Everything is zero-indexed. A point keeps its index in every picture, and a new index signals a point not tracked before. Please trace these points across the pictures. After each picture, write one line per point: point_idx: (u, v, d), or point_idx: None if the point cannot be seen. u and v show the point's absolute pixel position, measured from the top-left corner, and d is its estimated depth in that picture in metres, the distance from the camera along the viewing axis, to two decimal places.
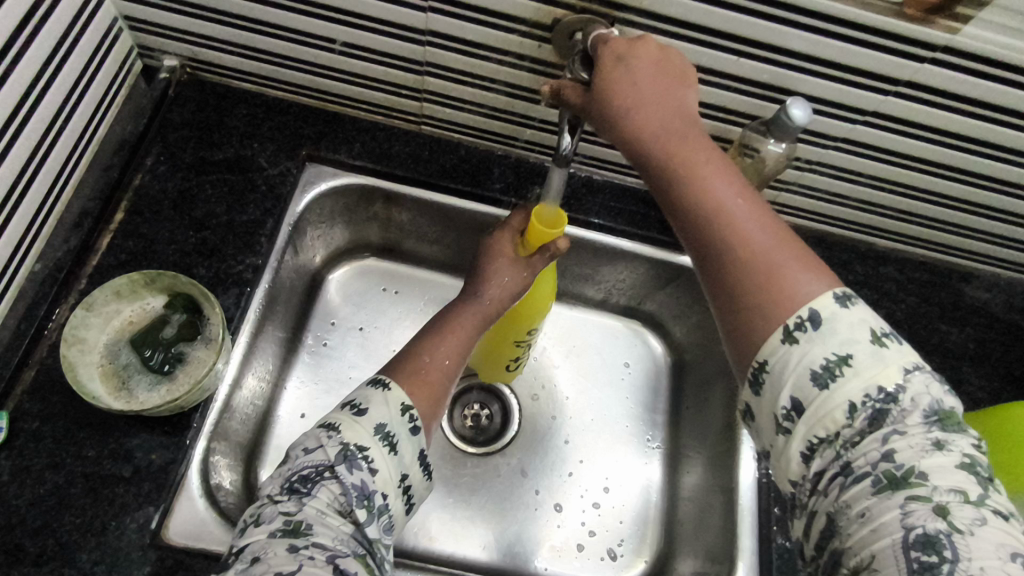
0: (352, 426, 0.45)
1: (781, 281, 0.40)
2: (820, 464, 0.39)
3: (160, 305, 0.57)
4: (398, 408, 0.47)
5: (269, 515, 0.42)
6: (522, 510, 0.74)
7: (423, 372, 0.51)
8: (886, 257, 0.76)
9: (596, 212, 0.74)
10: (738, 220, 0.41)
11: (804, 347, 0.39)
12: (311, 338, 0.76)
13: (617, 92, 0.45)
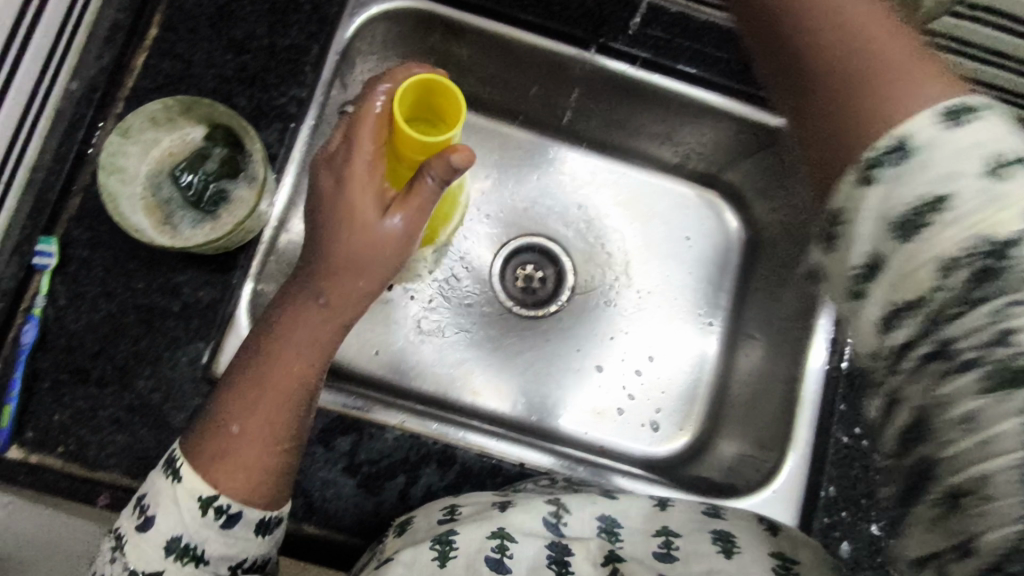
0: (135, 547, 0.37)
1: (877, 88, 0.27)
2: (907, 333, 0.25)
3: (200, 136, 0.53)
4: (192, 507, 0.37)
5: None
6: (564, 370, 0.73)
7: (226, 452, 0.38)
8: None
9: (688, 58, 0.63)
10: (811, 7, 0.30)
11: (887, 187, 0.25)
12: None
13: None
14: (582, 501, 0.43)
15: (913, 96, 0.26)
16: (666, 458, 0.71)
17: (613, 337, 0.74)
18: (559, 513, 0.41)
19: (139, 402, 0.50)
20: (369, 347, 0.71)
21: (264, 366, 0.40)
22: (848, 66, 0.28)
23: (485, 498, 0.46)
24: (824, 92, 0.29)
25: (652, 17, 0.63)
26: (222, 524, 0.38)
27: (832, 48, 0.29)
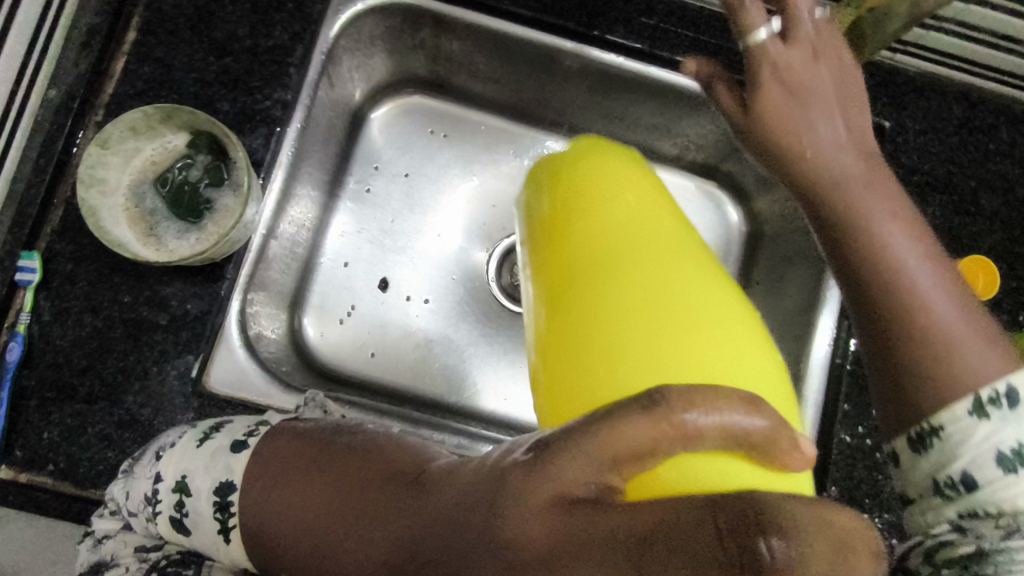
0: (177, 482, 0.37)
1: (953, 354, 0.34)
2: (968, 523, 0.33)
3: (182, 144, 0.52)
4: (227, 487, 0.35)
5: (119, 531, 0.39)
6: None
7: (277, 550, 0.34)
8: None
9: (684, 49, 0.60)
10: (898, 263, 0.36)
11: (995, 425, 0.33)
12: (353, 182, 0.74)
13: (770, 119, 0.40)
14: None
15: (981, 372, 0.34)
16: None
17: None
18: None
19: (128, 419, 0.49)
20: (365, 350, 0.71)
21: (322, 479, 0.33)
22: (940, 341, 0.35)
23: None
24: (909, 352, 0.35)
25: (647, 7, 0.60)
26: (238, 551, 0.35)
27: (933, 328, 0.35)
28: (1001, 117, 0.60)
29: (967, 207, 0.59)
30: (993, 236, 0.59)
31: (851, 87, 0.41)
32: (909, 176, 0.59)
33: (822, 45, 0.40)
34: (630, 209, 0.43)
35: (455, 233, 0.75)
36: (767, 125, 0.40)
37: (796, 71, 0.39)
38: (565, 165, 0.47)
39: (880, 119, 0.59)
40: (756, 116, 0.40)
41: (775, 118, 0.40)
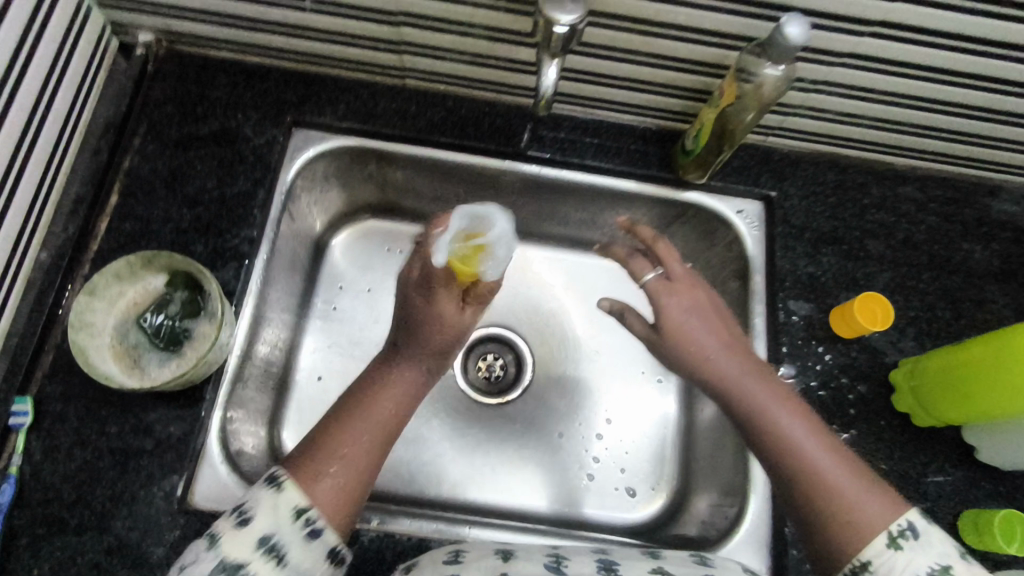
0: (233, 539, 0.42)
1: (857, 505, 0.45)
2: None
3: (161, 284, 0.58)
4: (290, 513, 0.44)
5: None
6: (540, 452, 0.76)
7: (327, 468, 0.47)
8: (906, 176, 0.71)
9: (592, 154, 0.69)
10: (794, 437, 0.49)
11: (909, 554, 0.43)
12: (320, 303, 0.81)
13: (676, 338, 0.55)
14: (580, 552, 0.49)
15: (883, 514, 0.44)
16: (646, 523, 0.74)
17: (580, 413, 0.78)
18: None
19: (118, 543, 0.52)
20: None
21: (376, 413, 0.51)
22: (842, 494, 0.46)
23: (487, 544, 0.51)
24: (825, 507, 0.46)
25: (555, 123, 0.70)
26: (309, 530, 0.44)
27: (837, 483, 0.46)
28: (868, 176, 0.71)
29: (857, 253, 0.68)
30: (885, 275, 0.67)
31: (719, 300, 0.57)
32: (801, 234, 0.68)
33: (692, 286, 0.57)
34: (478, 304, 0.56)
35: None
36: (673, 340, 0.55)
37: (686, 304, 0.56)
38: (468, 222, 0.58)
39: (767, 189, 0.69)
40: (663, 337, 0.56)
41: (683, 340, 0.55)
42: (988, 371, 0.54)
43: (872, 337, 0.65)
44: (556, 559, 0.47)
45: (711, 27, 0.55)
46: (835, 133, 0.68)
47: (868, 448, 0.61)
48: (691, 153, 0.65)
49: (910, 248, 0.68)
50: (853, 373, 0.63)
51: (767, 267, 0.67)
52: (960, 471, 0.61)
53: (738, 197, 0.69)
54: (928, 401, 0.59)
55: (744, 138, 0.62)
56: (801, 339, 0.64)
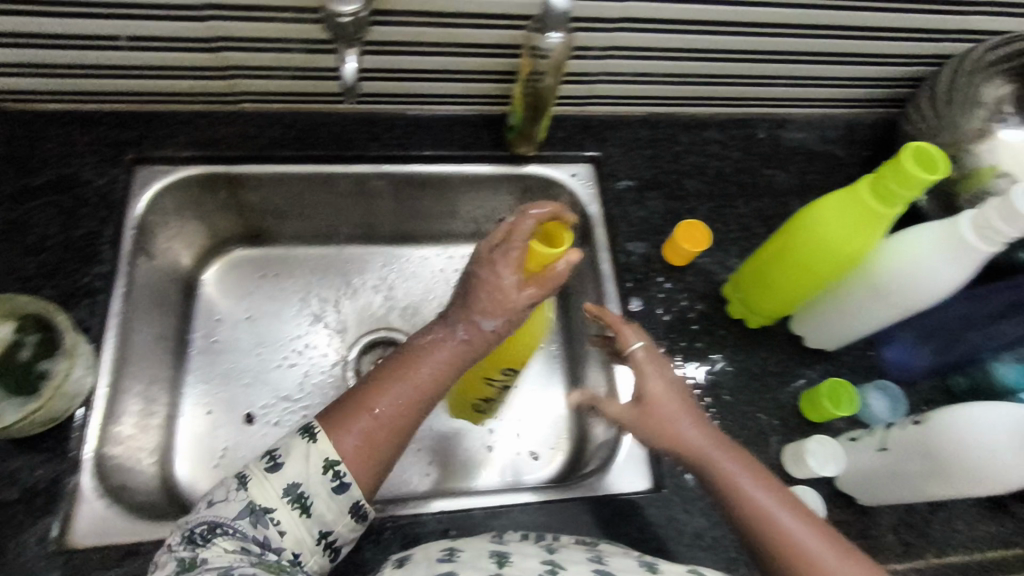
0: (261, 484, 0.48)
1: None
2: None
3: (9, 330, 0.57)
4: (319, 465, 0.49)
5: (165, 563, 0.45)
6: (442, 436, 0.79)
7: (366, 430, 0.51)
8: (707, 122, 0.81)
9: (430, 144, 0.75)
10: (790, 529, 0.47)
11: None
12: (200, 338, 0.82)
13: (656, 426, 0.52)
14: (576, 561, 0.49)
15: None
16: (553, 478, 0.78)
17: None
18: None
19: None
20: None
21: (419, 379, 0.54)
22: None
23: (481, 542, 0.52)
24: None
25: (391, 124, 0.75)
26: (334, 487, 0.49)
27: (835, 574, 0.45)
28: (676, 127, 0.80)
29: (678, 193, 0.76)
30: (704, 207, 0.76)
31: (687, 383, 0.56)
32: (628, 185, 0.76)
33: (663, 361, 0.55)
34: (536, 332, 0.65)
35: (320, 349, 0.84)
36: (654, 427, 0.52)
37: (661, 384, 0.53)
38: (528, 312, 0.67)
39: (592, 151, 0.77)
40: (643, 425, 0.53)
41: (663, 427, 0.52)
42: (768, 268, 0.61)
43: (701, 260, 0.73)
44: (552, 567, 0.48)
45: (497, 11, 0.63)
46: (637, 94, 0.77)
47: (714, 354, 0.69)
48: (515, 128, 0.72)
49: (721, 180, 0.78)
50: (691, 294, 0.71)
51: (604, 218, 0.75)
52: (793, 359, 0.69)
53: (570, 162, 0.77)
54: (752, 303, 0.66)
55: (553, 105, 0.69)
56: (643, 273, 0.72)
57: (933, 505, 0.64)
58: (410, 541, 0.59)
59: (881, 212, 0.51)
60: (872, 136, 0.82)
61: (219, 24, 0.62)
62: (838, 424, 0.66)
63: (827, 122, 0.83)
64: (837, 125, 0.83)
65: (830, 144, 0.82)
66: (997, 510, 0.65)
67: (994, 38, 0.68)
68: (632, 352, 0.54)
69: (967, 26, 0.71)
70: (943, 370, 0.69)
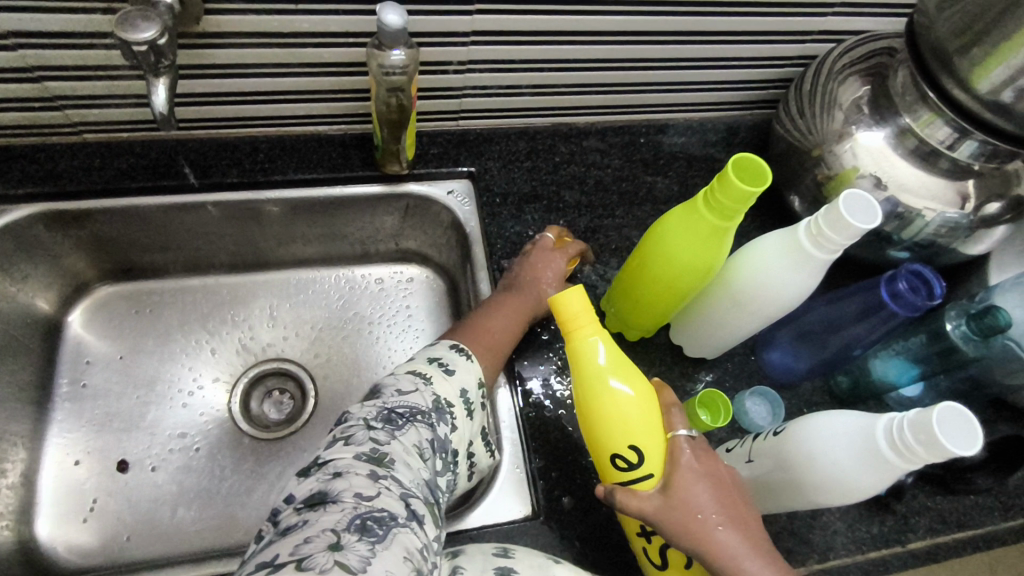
0: (444, 381, 0.56)
1: None
2: None
3: None
4: (477, 379, 0.59)
5: (360, 438, 0.49)
6: None
7: (483, 334, 0.63)
8: (587, 131, 0.80)
9: (294, 168, 0.72)
10: None
11: None
12: (66, 383, 0.76)
13: (686, 530, 0.49)
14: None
15: None
16: (450, 506, 0.75)
17: None
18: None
19: None
20: (120, 534, 0.70)
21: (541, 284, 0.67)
22: None
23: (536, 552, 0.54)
24: None
25: (252, 148, 0.72)
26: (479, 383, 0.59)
27: None
28: (554, 138, 0.79)
29: (557, 205, 0.75)
30: (584, 218, 0.75)
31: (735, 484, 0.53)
32: (505, 199, 0.74)
33: (711, 462, 0.52)
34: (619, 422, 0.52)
35: (200, 386, 0.80)
36: (676, 530, 0.49)
37: (707, 480, 0.51)
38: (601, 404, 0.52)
39: (467, 167, 0.75)
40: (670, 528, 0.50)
41: (689, 532, 0.49)
42: (634, 286, 0.60)
43: (581, 274, 0.72)
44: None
45: (337, 29, 0.60)
46: (509, 107, 0.75)
47: None
48: (380, 147, 0.70)
49: (602, 190, 0.77)
50: None
51: (482, 235, 0.73)
52: (676, 368, 0.69)
53: (447, 178, 0.75)
54: (626, 318, 0.65)
55: (411, 122, 0.67)
56: None
57: (815, 510, 0.64)
58: None
59: (717, 225, 0.49)
60: (753, 137, 0.83)
61: (32, 54, 0.57)
62: (718, 433, 0.65)
63: (707, 125, 0.83)
64: (716, 128, 0.83)
65: (710, 147, 0.82)
66: (881, 508, 0.65)
67: (849, 41, 0.70)
68: (676, 437, 0.52)
69: (827, 26, 0.71)
70: (822, 371, 0.69)
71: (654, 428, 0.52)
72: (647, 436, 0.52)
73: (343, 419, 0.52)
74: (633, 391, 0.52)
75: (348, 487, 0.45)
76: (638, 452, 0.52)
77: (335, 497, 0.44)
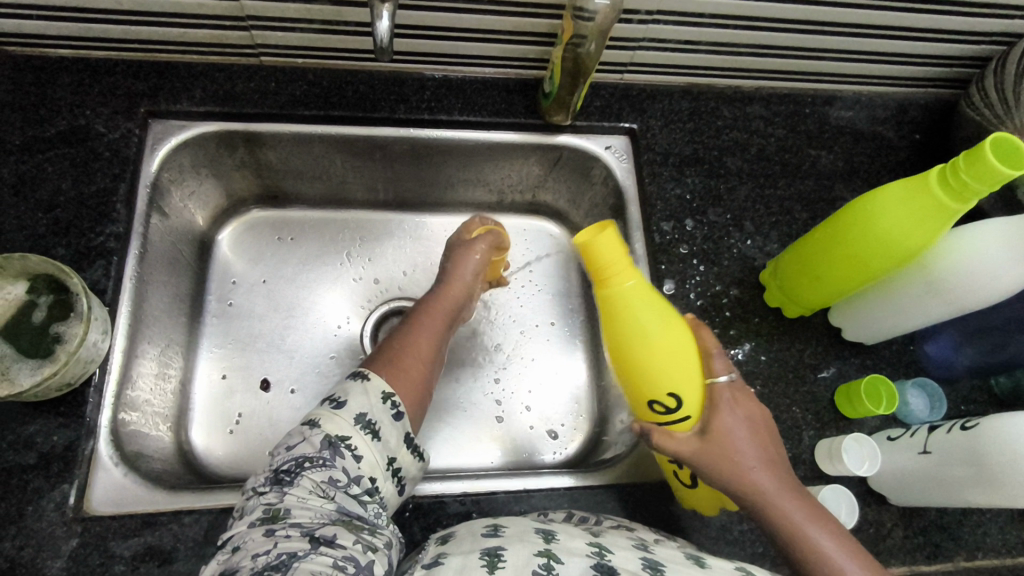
0: (332, 419, 0.53)
1: None
2: None
3: (22, 290, 0.56)
4: (378, 396, 0.55)
5: (252, 507, 0.49)
6: (472, 413, 0.78)
7: (401, 365, 0.60)
8: (751, 97, 0.77)
9: (459, 109, 0.71)
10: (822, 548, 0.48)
11: None
12: (215, 301, 0.79)
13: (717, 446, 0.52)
14: (622, 546, 0.49)
15: None
16: (574, 459, 0.76)
17: (506, 371, 0.81)
18: (551, 560, 0.46)
19: (10, 564, 0.49)
20: (263, 449, 0.73)
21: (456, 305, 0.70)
22: None
23: (525, 521, 0.53)
24: None
25: (419, 85, 0.71)
26: (394, 409, 0.55)
27: None
28: (718, 100, 0.76)
29: (717, 170, 0.73)
30: (744, 187, 0.72)
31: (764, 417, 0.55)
32: (666, 159, 0.73)
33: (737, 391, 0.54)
34: (659, 374, 0.55)
35: (335, 317, 0.82)
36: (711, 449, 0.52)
37: (737, 413, 0.53)
38: (639, 353, 0.55)
39: (629, 123, 0.74)
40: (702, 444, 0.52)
41: (722, 448, 0.52)
42: (815, 260, 0.58)
43: (739, 244, 0.70)
44: (600, 549, 0.48)
45: None
46: (680, 63, 0.73)
47: (747, 344, 0.66)
48: (551, 95, 0.68)
49: (764, 160, 0.74)
50: (726, 279, 0.68)
51: (639, 195, 0.72)
52: (831, 350, 0.67)
53: (605, 134, 0.74)
54: (790, 292, 0.63)
55: (594, 72, 0.65)
56: (677, 256, 0.68)
57: (967, 509, 0.62)
58: (429, 523, 0.57)
59: (944, 204, 0.48)
60: (924, 118, 0.78)
61: None
62: (875, 421, 0.63)
63: (876, 101, 0.78)
64: (887, 105, 0.78)
65: (878, 125, 0.78)
66: None
67: None
68: (714, 383, 0.54)
69: None
70: (986, 370, 0.66)
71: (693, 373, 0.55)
72: (683, 382, 0.54)
73: (244, 493, 0.52)
74: (668, 336, 0.55)
75: (245, 553, 0.45)
76: (673, 396, 0.54)
77: (234, 565, 0.44)
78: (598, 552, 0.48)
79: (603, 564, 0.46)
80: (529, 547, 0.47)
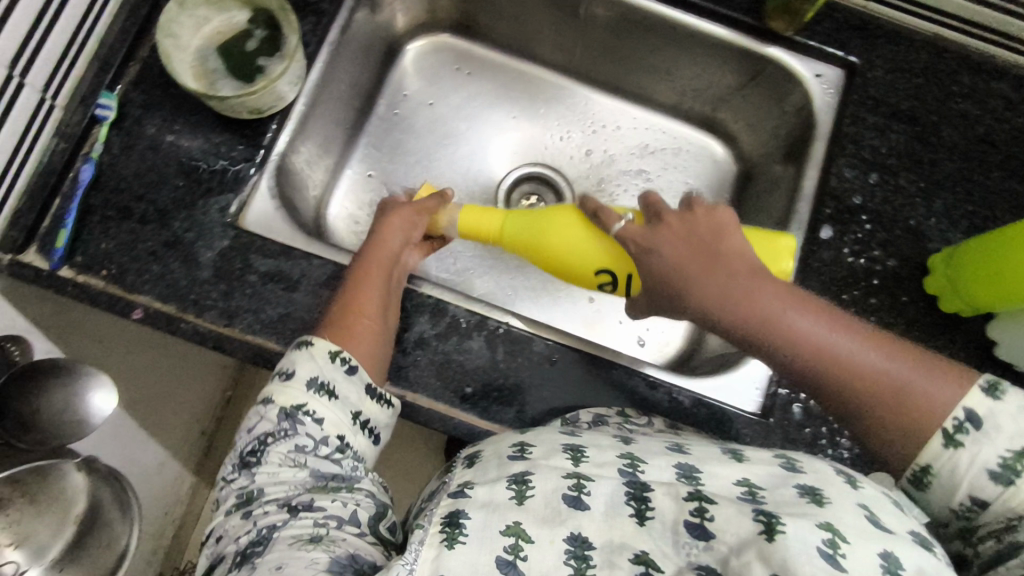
0: (284, 390, 0.49)
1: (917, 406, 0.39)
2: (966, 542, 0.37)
3: (244, 20, 0.61)
4: (325, 356, 0.51)
5: (228, 494, 0.47)
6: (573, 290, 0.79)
7: (351, 322, 0.54)
8: (1003, 72, 0.67)
9: None
10: (825, 349, 0.43)
11: (972, 448, 0.37)
12: (383, 106, 0.83)
13: (669, 280, 0.48)
14: (654, 454, 0.44)
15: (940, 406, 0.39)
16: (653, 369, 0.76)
17: None
18: (580, 480, 0.41)
19: (175, 239, 0.57)
20: None
21: (399, 249, 0.60)
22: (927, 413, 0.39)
23: (553, 433, 0.47)
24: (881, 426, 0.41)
25: None
26: (346, 368, 0.51)
27: (883, 389, 0.41)
28: (962, 64, 0.67)
29: (928, 136, 0.66)
30: (950, 164, 0.65)
31: (718, 228, 0.48)
32: (875, 107, 0.66)
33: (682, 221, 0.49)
34: (584, 259, 0.56)
35: (481, 157, 0.84)
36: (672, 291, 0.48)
37: (665, 245, 0.48)
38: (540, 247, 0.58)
39: (852, 56, 0.68)
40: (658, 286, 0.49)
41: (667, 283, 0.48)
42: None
43: (920, 219, 0.64)
44: (630, 461, 0.43)
45: None
46: None
47: (884, 320, 0.62)
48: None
49: (988, 143, 0.66)
50: (889, 248, 0.63)
51: (831, 133, 0.67)
52: (977, 363, 0.61)
53: (819, 61, 0.68)
54: (969, 278, 0.57)
55: None
56: (847, 207, 0.64)
57: None
58: (514, 353, 0.59)
59: None
60: None
61: None
62: None
63: None
64: None
65: None
66: None
67: None
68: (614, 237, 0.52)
69: None
70: None
71: (612, 245, 0.55)
72: (592, 256, 0.56)
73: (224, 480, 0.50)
74: (565, 230, 0.57)
75: (228, 539, 0.44)
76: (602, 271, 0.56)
77: (220, 552, 0.44)
78: (630, 463, 0.42)
79: (635, 480, 0.41)
80: (556, 471, 0.41)
